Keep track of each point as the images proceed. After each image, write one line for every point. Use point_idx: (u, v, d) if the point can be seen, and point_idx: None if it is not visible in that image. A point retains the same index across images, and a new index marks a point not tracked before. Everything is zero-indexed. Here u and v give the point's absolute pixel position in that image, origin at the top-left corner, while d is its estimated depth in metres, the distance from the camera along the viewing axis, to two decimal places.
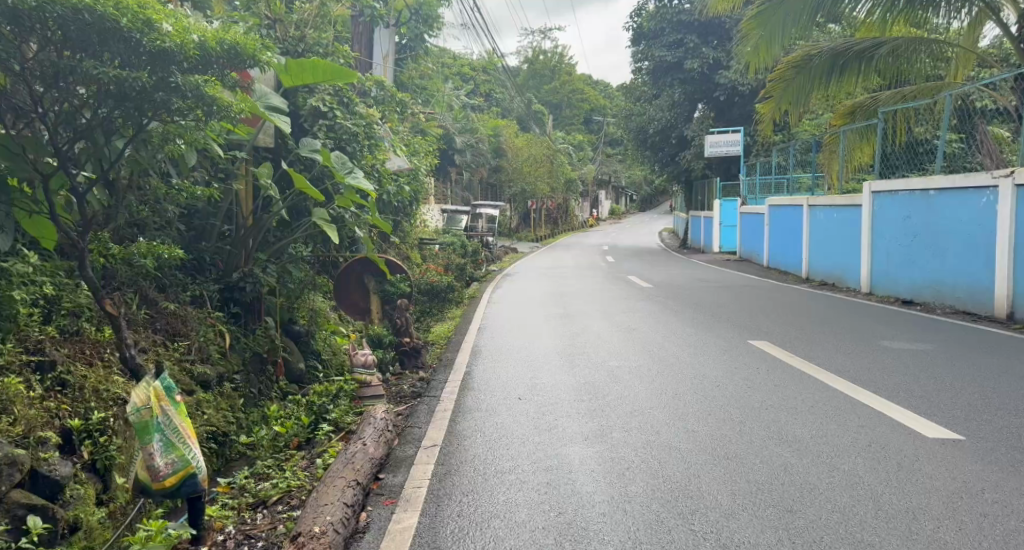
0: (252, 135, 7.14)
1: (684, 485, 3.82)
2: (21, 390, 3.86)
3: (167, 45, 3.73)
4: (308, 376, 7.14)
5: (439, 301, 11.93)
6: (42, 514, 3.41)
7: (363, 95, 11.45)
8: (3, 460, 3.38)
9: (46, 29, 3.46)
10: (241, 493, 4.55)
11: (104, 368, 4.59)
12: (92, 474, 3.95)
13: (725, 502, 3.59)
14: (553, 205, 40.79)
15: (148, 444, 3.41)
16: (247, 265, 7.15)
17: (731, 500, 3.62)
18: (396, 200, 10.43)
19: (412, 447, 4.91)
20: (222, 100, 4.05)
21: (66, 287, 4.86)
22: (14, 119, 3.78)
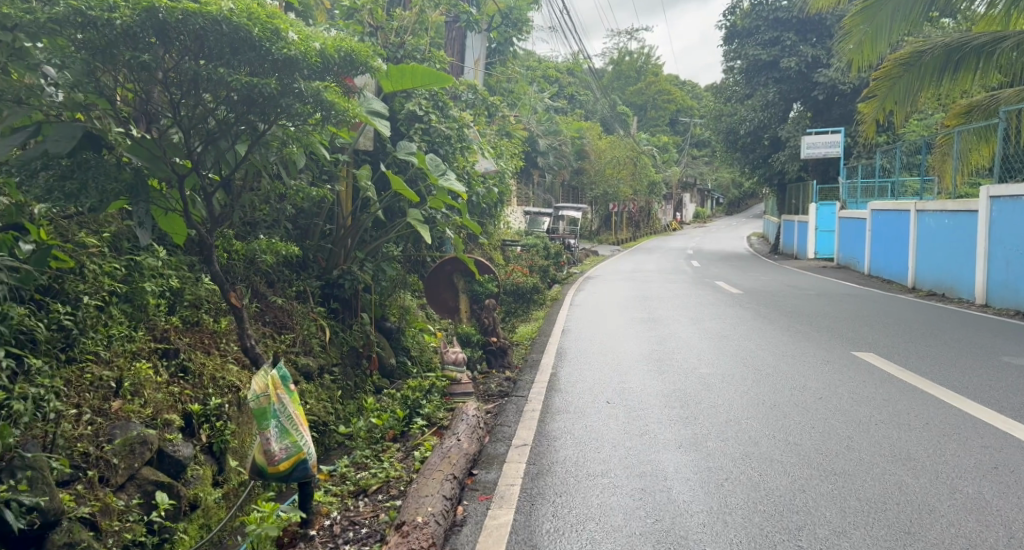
0: (354, 141, 7.31)
1: (789, 500, 3.74)
2: (151, 375, 4.13)
3: (293, 52, 3.91)
4: (398, 371, 7.42)
5: (524, 302, 12.06)
6: (168, 491, 3.71)
7: (454, 97, 11.71)
8: (137, 438, 3.66)
9: (187, 40, 3.73)
10: (342, 481, 4.75)
11: (220, 357, 4.88)
12: (210, 455, 4.22)
13: (835, 520, 3.49)
14: (635, 208, 40.41)
15: (265, 429, 3.61)
16: (346, 263, 7.42)
17: (842, 516, 3.52)
18: (484, 202, 10.61)
19: (503, 444, 5.00)
20: (339, 105, 4.22)
21: (187, 281, 5.15)
22: (151, 123, 4.07)
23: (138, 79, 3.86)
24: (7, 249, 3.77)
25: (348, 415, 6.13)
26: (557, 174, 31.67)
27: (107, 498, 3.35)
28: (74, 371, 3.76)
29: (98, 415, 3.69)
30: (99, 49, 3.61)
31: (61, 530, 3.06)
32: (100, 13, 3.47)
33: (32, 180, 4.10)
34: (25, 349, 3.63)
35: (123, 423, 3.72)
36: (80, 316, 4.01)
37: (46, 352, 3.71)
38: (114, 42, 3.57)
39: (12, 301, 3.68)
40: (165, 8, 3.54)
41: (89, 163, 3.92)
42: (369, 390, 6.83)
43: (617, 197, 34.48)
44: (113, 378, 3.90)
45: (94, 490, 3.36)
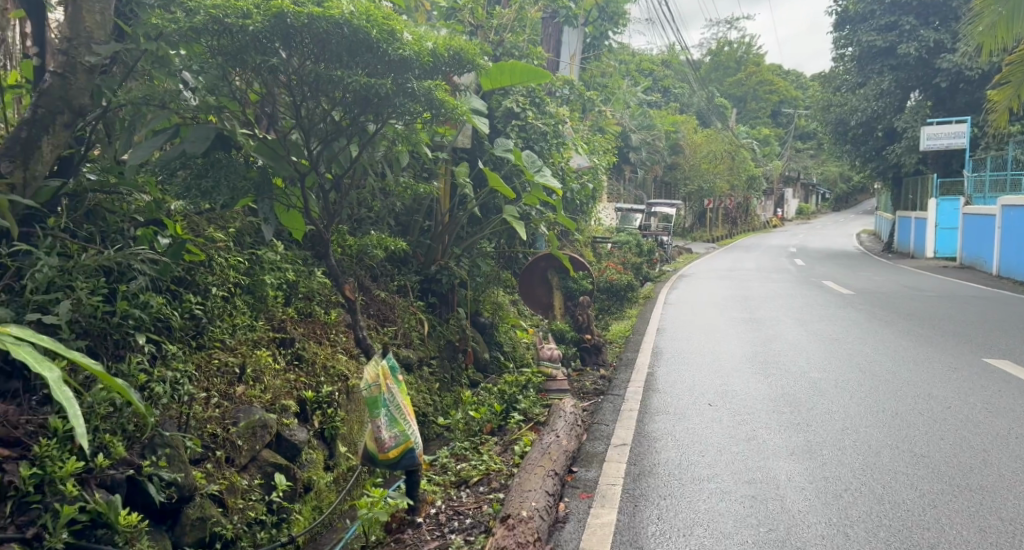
0: (454, 139, 7.44)
1: (918, 515, 3.56)
2: (270, 362, 4.35)
3: (408, 53, 4.03)
4: (492, 366, 7.51)
5: (617, 300, 11.96)
6: (285, 473, 3.91)
7: (550, 93, 11.72)
8: (258, 422, 3.87)
9: (311, 43, 3.90)
10: (444, 471, 4.86)
11: (331, 347, 5.09)
12: (322, 441, 4.42)
13: (972, 539, 3.30)
14: (732, 204, 39.25)
15: (376, 417, 3.75)
16: (444, 259, 7.54)
17: (979, 537, 3.32)
18: (579, 198, 10.59)
19: (602, 443, 4.98)
20: (448, 104, 4.32)
21: (302, 273, 5.40)
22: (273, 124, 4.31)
23: (266, 82, 4.09)
24: (148, 242, 4.04)
25: (445, 407, 6.26)
26: (651, 169, 31.15)
27: (233, 477, 3.57)
28: (204, 357, 4.00)
29: (225, 399, 3.92)
30: (231, 54, 3.85)
31: (194, 505, 3.31)
32: (235, 20, 3.70)
33: (170, 178, 4.43)
34: (162, 335, 3.89)
35: (246, 407, 3.94)
36: (209, 306, 4.27)
37: (179, 338, 3.97)
38: (245, 47, 3.81)
39: (152, 290, 3.96)
40: (292, 13, 3.73)
41: (221, 162, 4.31)
42: (465, 383, 6.95)
43: (713, 192, 33.57)
44: (237, 364, 4.14)
45: (222, 469, 3.58)
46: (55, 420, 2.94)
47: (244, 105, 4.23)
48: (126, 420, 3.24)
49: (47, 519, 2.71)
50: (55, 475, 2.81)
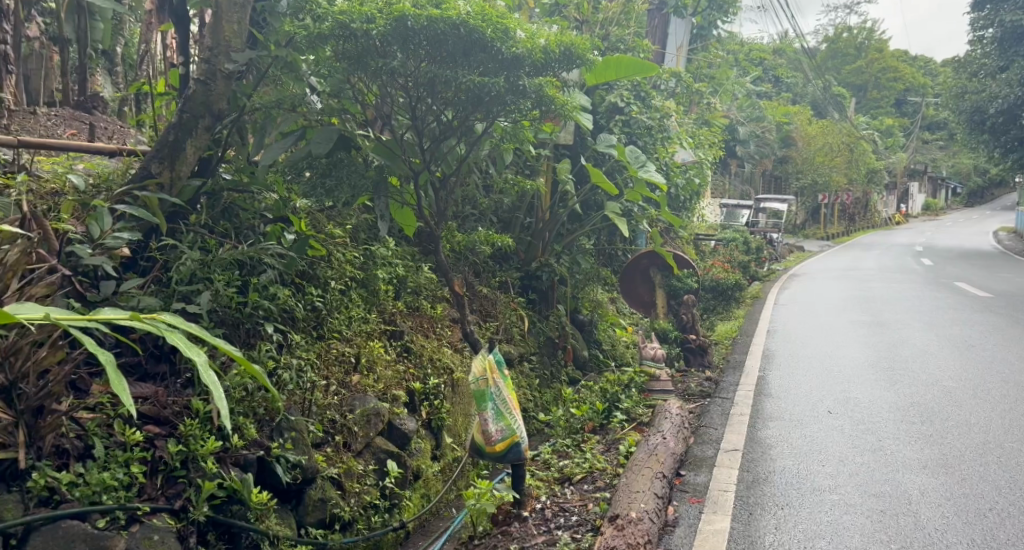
0: (557, 136, 7.43)
1: None
2: (382, 353, 4.50)
3: (520, 50, 4.11)
4: (591, 363, 7.48)
5: (724, 299, 11.64)
6: (397, 460, 4.06)
7: (656, 86, 11.50)
8: (371, 410, 4.03)
9: (429, 45, 4.02)
10: (547, 467, 4.90)
11: (437, 341, 5.22)
12: (429, 431, 4.55)
13: None
14: (849, 199, 37.29)
15: (483, 410, 3.83)
16: (544, 256, 7.54)
17: None
18: (684, 194, 10.36)
19: (711, 447, 4.88)
20: (559, 100, 4.34)
21: (411, 269, 5.55)
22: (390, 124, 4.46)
23: (384, 84, 4.23)
24: (276, 238, 4.29)
25: (546, 404, 6.28)
26: (759, 163, 30.06)
27: (350, 462, 3.73)
28: (324, 346, 4.18)
29: (342, 387, 4.10)
30: (355, 58, 4.04)
31: (316, 486, 3.49)
32: (360, 25, 3.88)
33: (295, 176, 4.67)
34: (287, 325, 4.09)
35: (361, 396, 4.11)
36: (329, 298, 4.46)
37: (302, 328, 4.17)
38: (366, 51, 3.98)
39: (278, 283, 4.17)
40: (412, 16, 3.86)
41: (342, 162, 4.53)
42: (564, 381, 6.95)
43: (828, 187, 32.00)
44: (353, 354, 4.31)
45: (340, 454, 3.75)
46: (196, 402, 3.18)
47: (364, 106, 4.41)
48: (257, 403, 3.44)
49: (190, 493, 2.94)
50: (197, 453, 3.03)
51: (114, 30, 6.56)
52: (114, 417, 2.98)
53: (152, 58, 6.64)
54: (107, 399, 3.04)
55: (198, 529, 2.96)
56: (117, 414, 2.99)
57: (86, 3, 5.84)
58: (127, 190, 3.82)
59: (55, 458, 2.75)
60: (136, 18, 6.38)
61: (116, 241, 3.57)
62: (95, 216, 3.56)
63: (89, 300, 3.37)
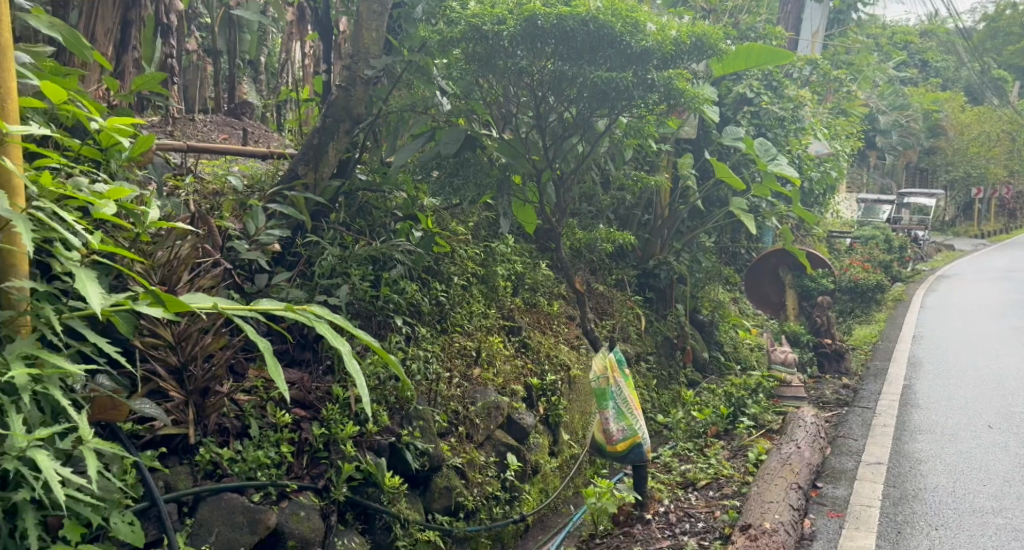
0: (680, 131, 7.28)
1: None
2: (501, 348, 4.59)
3: (650, 43, 4.12)
4: (711, 365, 7.27)
5: (863, 301, 10.98)
6: (516, 453, 4.15)
7: (789, 75, 10.99)
8: (492, 403, 4.14)
9: (556, 43, 4.13)
10: (667, 470, 4.83)
11: (553, 337, 5.26)
12: (547, 427, 4.60)
13: None
14: (1010, 194, 34.10)
15: (604, 409, 3.84)
16: (662, 254, 7.34)
17: None
18: (818, 189, 9.86)
19: (850, 459, 4.65)
20: (688, 92, 4.34)
21: (529, 266, 5.60)
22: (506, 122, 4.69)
23: (505, 84, 4.40)
24: (405, 235, 4.43)
25: (664, 406, 6.18)
26: (904, 155, 28.06)
27: (472, 452, 3.85)
28: (447, 340, 4.32)
29: (465, 380, 4.23)
30: (484, 60, 4.22)
31: (442, 474, 3.63)
32: (492, 27, 4.04)
33: (424, 175, 4.96)
34: (413, 318, 4.25)
35: (482, 389, 4.22)
36: (451, 293, 4.58)
37: (427, 321, 4.33)
38: (492, 52, 4.16)
39: (407, 277, 4.34)
40: (542, 15, 3.98)
41: (469, 161, 4.79)
42: (684, 383, 6.80)
43: (983, 180, 29.41)
44: (474, 347, 4.42)
45: (464, 444, 3.87)
46: (337, 388, 3.40)
47: (489, 106, 4.61)
48: (389, 391, 3.61)
49: (332, 473, 3.14)
50: (337, 436, 3.23)
51: (257, 41, 7.01)
52: (266, 400, 3.23)
53: (289, 66, 7.04)
54: (261, 383, 3.29)
55: (338, 507, 3.16)
56: (269, 397, 3.24)
57: (235, 16, 6.31)
58: (277, 190, 4.13)
59: (218, 435, 3.02)
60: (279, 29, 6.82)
61: (269, 237, 3.87)
62: (251, 214, 3.88)
63: (246, 291, 3.69)
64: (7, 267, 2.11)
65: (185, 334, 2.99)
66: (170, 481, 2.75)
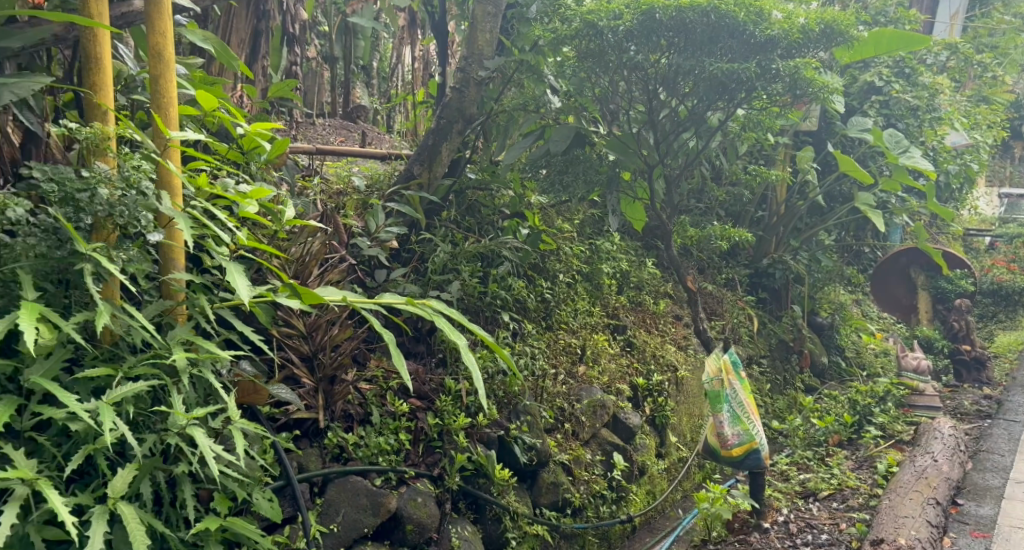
0: (801, 123, 6.98)
1: None
2: (605, 347, 4.57)
3: (775, 32, 4.17)
4: (831, 371, 6.94)
5: (1009, 306, 10.14)
6: (623, 453, 4.14)
7: (923, 61, 10.28)
8: (597, 402, 4.15)
9: (672, 36, 4.27)
10: (785, 478, 4.67)
11: (659, 337, 5.17)
12: (653, 428, 4.54)
13: None
14: None
15: (718, 412, 3.77)
16: (777, 252, 7.09)
17: None
18: (956, 183, 9.18)
19: (997, 478, 4.37)
20: (816, 82, 4.34)
21: (634, 264, 5.51)
22: (613, 120, 4.89)
23: (609, 83, 4.61)
24: (512, 232, 4.48)
25: (778, 412, 5.96)
26: None
27: (579, 450, 3.85)
28: (552, 336, 4.36)
29: (570, 377, 4.25)
30: (596, 56, 4.42)
31: (549, 470, 3.66)
32: (608, 22, 4.21)
33: (534, 173, 5.04)
34: (520, 315, 4.31)
35: (587, 387, 4.23)
36: (557, 290, 4.59)
37: (533, 318, 4.36)
38: (604, 50, 4.37)
39: (514, 274, 4.40)
40: (661, 8, 4.14)
41: (579, 158, 4.91)
42: (800, 388, 6.51)
43: None
44: (579, 345, 4.42)
45: (569, 441, 3.89)
46: (450, 381, 3.49)
47: (598, 103, 4.75)
48: (497, 386, 3.68)
49: (446, 462, 3.24)
50: (450, 426, 3.34)
51: (370, 46, 7.24)
52: (386, 389, 3.37)
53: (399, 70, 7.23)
54: (381, 373, 3.42)
55: (452, 496, 3.26)
56: (388, 387, 3.37)
57: (351, 23, 6.51)
58: (395, 190, 4.23)
59: (344, 421, 3.18)
60: (391, 33, 6.99)
61: (387, 234, 3.95)
62: (372, 213, 3.97)
63: (366, 286, 3.83)
64: (166, 260, 2.29)
65: (315, 325, 3.18)
66: (302, 462, 2.92)
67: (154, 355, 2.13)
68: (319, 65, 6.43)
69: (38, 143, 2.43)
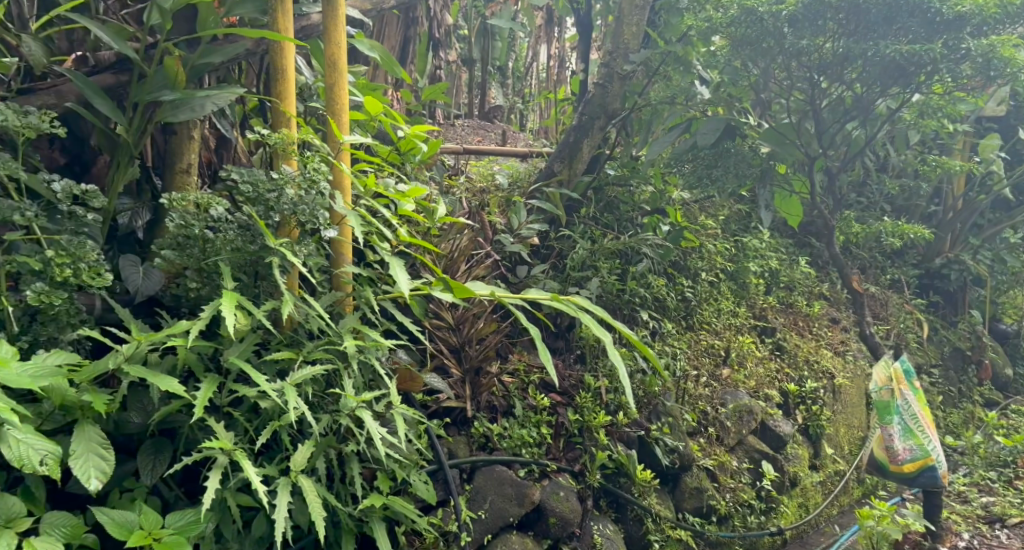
0: (984, 108, 6.34)
1: None
2: (752, 350, 4.41)
3: (966, 8, 3.95)
4: (1014, 384, 6.31)
5: None
6: (773, 462, 3.97)
7: None
8: (745, 407, 4.02)
9: (842, 18, 4.16)
10: (965, 501, 4.36)
11: (815, 341, 4.89)
12: (806, 438, 4.31)
13: None
14: None
15: (887, 424, 3.57)
16: (952, 252, 6.50)
17: None
18: None
19: None
20: (1012, 60, 4.06)
21: (785, 263, 5.26)
22: (763, 111, 4.85)
23: (764, 71, 4.52)
24: (652, 229, 4.40)
25: (953, 427, 5.50)
26: None
27: (723, 456, 3.75)
28: (694, 337, 4.28)
29: (714, 380, 4.14)
30: (751, 44, 4.34)
31: (693, 474, 3.59)
32: (768, 8, 4.15)
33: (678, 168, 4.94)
34: (660, 314, 4.25)
35: (733, 391, 4.11)
36: (699, 290, 4.47)
37: (674, 318, 4.29)
38: (761, 36, 4.27)
39: (654, 272, 4.33)
40: None
41: (730, 151, 4.74)
42: (979, 401, 5.95)
43: None
44: (722, 347, 4.31)
45: (714, 446, 3.79)
46: (589, 378, 3.52)
47: (751, 92, 4.62)
48: (637, 386, 3.66)
49: (587, 459, 3.27)
50: (590, 423, 3.35)
51: (510, 44, 7.34)
52: (527, 383, 3.44)
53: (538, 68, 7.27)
54: (522, 366, 3.49)
55: (593, 494, 3.28)
56: (530, 381, 3.44)
57: (489, 25, 6.51)
58: (537, 187, 4.28)
59: (488, 412, 3.28)
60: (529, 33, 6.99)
61: (529, 231, 3.99)
62: (514, 210, 4.02)
63: (508, 282, 3.90)
64: (337, 255, 2.49)
65: (463, 317, 3.30)
66: (451, 449, 3.05)
67: (328, 341, 2.32)
68: (461, 67, 6.60)
69: (229, 147, 2.69)
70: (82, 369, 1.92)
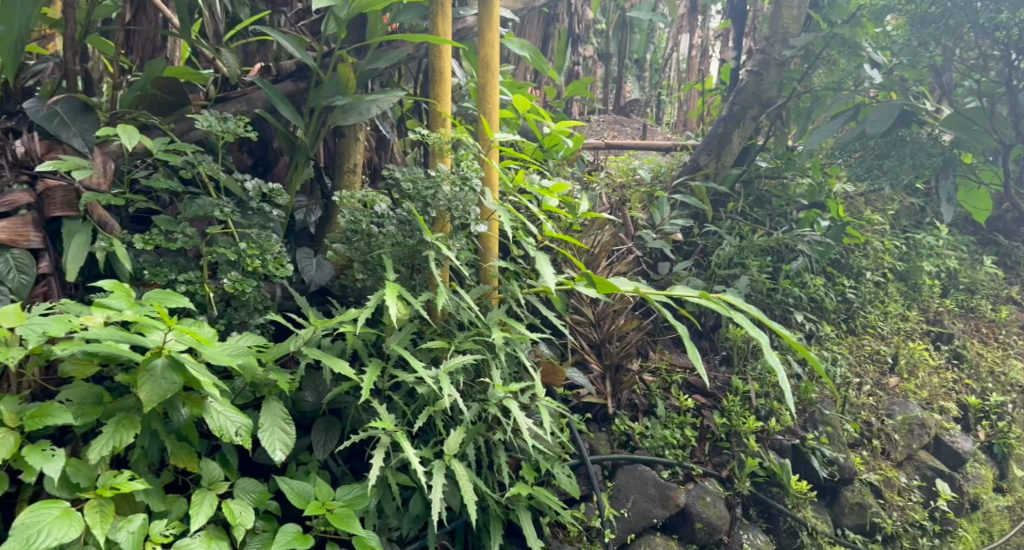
0: None
1: None
2: (926, 357, 4.04)
3: None
4: None
5: None
6: (950, 482, 3.63)
7: None
8: (917, 420, 3.72)
9: None
10: None
11: (1002, 350, 4.36)
12: (990, 456, 3.91)
13: None
14: None
15: None
16: None
17: None
18: None
19: None
20: None
21: (966, 263, 4.69)
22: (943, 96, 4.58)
23: (948, 51, 4.32)
24: (810, 224, 4.14)
25: None
26: None
27: (890, 471, 3.49)
28: (856, 341, 4.02)
29: (879, 389, 3.87)
30: (941, 22, 4.20)
31: (854, 488, 3.37)
32: None
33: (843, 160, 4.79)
34: (816, 315, 4.02)
35: (902, 402, 3.82)
36: (862, 291, 4.19)
37: (832, 319, 4.05)
38: (953, 13, 4.16)
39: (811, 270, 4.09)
40: None
41: (905, 139, 4.55)
42: None
43: None
44: (890, 354, 4.01)
45: (878, 460, 3.54)
46: (737, 381, 3.39)
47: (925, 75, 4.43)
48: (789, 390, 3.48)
49: (735, 466, 3.15)
50: (739, 428, 3.24)
51: (653, 36, 7.17)
52: (670, 383, 3.37)
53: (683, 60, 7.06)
54: (665, 365, 3.43)
55: (743, 501, 3.17)
56: (672, 380, 3.37)
57: (628, 17, 6.40)
58: (681, 181, 4.18)
59: (629, 410, 3.26)
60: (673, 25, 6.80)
61: (672, 227, 3.90)
62: (656, 205, 3.94)
63: (650, 279, 3.84)
64: (484, 249, 2.56)
65: (604, 313, 3.30)
66: (593, 445, 3.07)
67: (477, 332, 2.40)
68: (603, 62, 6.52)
69: (388, 147, 2.85)
70: (268, 350, 2.11)
